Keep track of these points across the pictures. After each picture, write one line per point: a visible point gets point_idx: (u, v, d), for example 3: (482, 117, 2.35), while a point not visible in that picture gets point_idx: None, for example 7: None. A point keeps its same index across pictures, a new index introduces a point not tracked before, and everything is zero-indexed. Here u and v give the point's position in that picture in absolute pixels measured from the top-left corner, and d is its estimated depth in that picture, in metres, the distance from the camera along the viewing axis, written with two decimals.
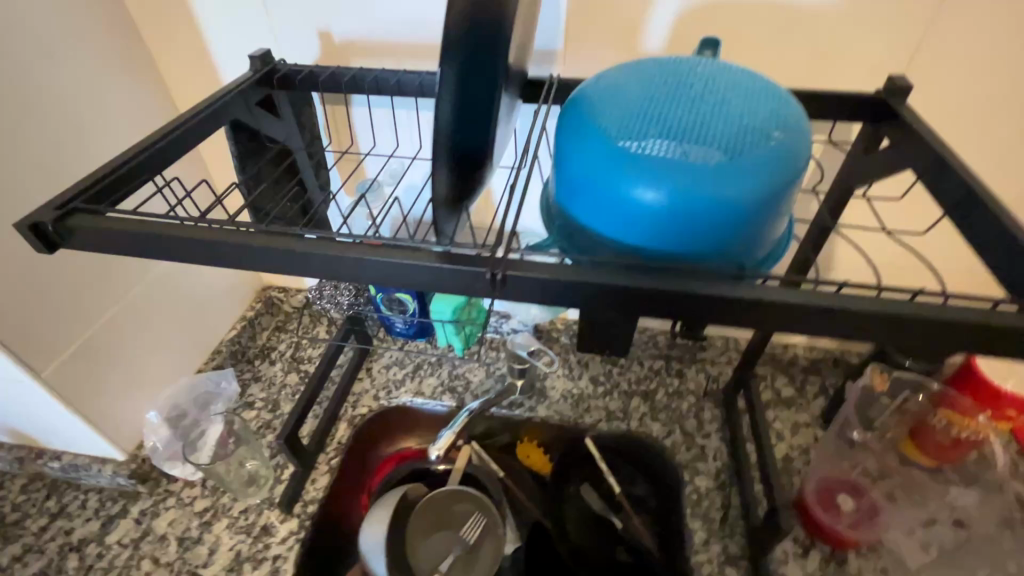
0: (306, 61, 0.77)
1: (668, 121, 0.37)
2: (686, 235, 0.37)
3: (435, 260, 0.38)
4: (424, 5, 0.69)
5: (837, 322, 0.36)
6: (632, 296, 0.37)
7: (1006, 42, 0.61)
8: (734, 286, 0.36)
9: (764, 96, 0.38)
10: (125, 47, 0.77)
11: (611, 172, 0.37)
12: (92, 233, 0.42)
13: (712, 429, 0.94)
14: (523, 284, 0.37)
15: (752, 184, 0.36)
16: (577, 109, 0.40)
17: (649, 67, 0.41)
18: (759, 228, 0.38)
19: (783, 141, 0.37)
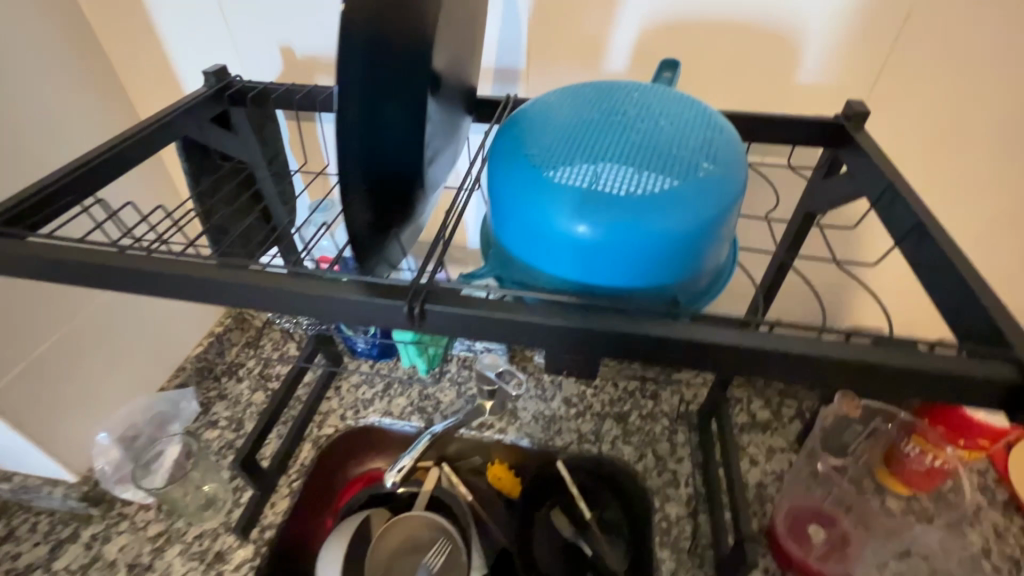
0: (268, 77, 0.76)
1: (593, 152, 0.36)
2: (613, 269, 0.36)
3: (355, 292, 0.36)
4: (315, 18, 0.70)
5: (771, 364, 0.34)
6: (556, 334, 0.35)
7: (968, 69, 0.61)
8: (662, 325, 0.35)
9: (697, 127, 0.37)
10: (87, 61, 0.76)
11: (536, 203, 0.36)
12: (13, 260, 0.42)
13: (685, 453, 0.92)
14: (446, 318, 0.35)
15: (678, 218, 0.34)
16: (508, 135, 0.39)
17: (583, 93, 0.40)
18: (692, 262, 0.37)
19: (712, 174, 0.35)
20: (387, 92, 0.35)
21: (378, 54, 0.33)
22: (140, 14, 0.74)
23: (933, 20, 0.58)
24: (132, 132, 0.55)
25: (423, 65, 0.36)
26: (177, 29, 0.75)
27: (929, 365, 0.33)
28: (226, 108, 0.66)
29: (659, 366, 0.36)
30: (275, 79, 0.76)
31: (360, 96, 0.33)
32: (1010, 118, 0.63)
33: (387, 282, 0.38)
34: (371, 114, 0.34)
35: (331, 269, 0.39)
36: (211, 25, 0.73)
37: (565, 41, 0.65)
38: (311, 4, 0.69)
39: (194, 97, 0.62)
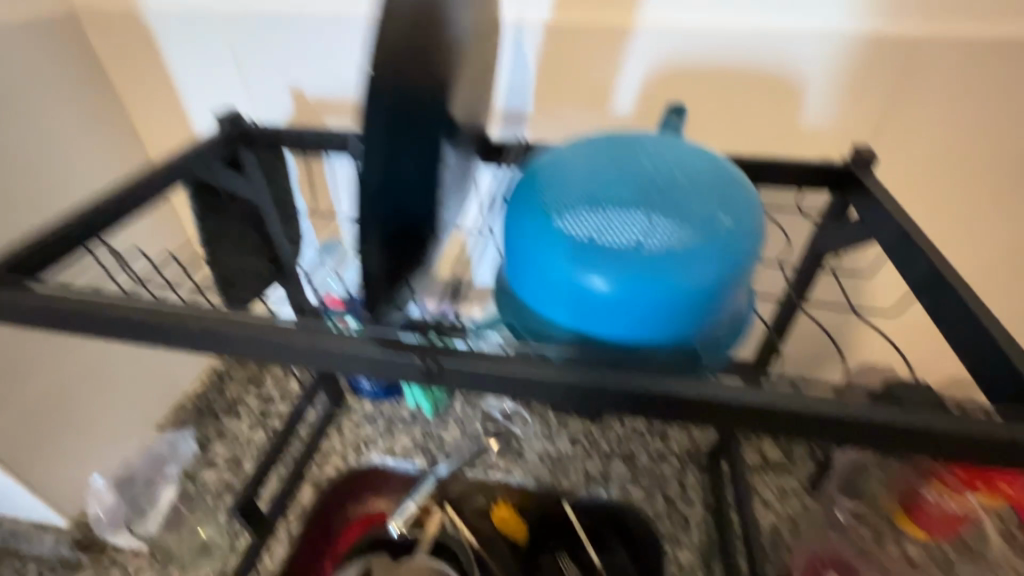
0: (279, 119, 0.77)
1: (614, 206, 0.36)
2: (635, 322, 0.37)
3: (370, 346, 0.36)
4: (338, 68, 0.71)
5: (794, 423, 0.34)
6: (575, 390, 0.35)
7: (971, 114, 0.61)
8: (683, 382, 0.34)
9: (714, 181, 0.38)
10: (100, 103, 0.77)
11: (557, 257, 0.37)
12: (20, 311, 0.41)
13: (696, 495, 0.89)
14: (464, 375, 0.36)
15: (700, 273, 0.35)
16: (525, 185, 0.40)
17: (601, 143, 0.41)
18: (710, 316, 0.37)
19: (733, 228, 0.36)
20: (411, 142, 0.34)
21: (405, 105, 0.32)
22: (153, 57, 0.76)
23: (935, 67, 0.59)
24: (143, 176, 0.55)
25: (442, 119, 0.36)
26: (189, 72, 0.76)
27: (954, 426, 0.32)
28: (237, 151, 0.67)
29: (678, 423, 0.35)
30: (286, 121, 0.77)
31: (382, 143, 0.32)
32: (1015, 162, 0.64)
33: (403, 334, 0.38)
34: (393, 162, 0.33)
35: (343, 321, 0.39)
36: (222, 68, 0.74)
37: (573, 86, 0.66)
38: (325, 50, 0.70)
39: (206, 142, 0.63)
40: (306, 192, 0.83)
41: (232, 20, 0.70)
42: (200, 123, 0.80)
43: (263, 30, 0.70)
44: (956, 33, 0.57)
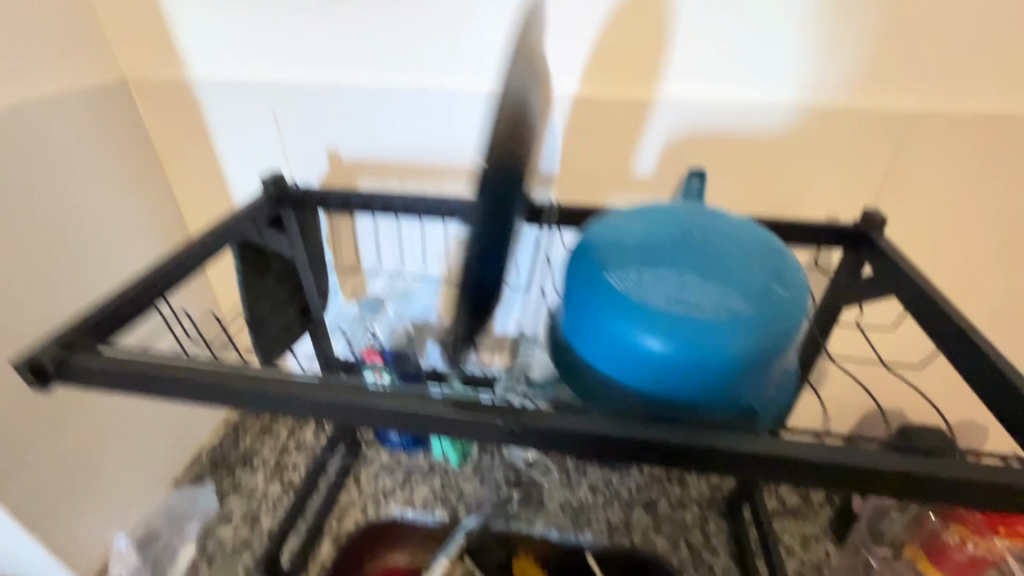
0: (314, 177, 0.81)
1: (674, 275, 0.39)
2: (696, 383, 0.39)
3: (449, 409, 0.39)
4: (458, 131, 0.73)
5: (844, 477, 0.37)
6: (644, 449, 0.37)
7: (966, 177, 0.67)
8: (744, 440, 0.37)
9: (764, 254, 0.41)
10: (140, 164, 0.80)
11: (622, 322, 0.39)
12: (89, 376, 0.42)
13: (719, 543, 0.89)
14: (539, 436, 0.38)
15: (757, 338, 0.38)
16: (585, 252, 0.43)
17: (653, 215, 0.44)
18: (762, 378, 0.40)
19: (783, 296, 0.39)
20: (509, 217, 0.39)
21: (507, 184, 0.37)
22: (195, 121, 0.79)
23: (931, 136, 0.65)
24: (200, 239, 0.57)
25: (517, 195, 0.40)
26: (228, 134, 0.78)
27: (989, 477, 0.36)
28: (280, 211, 0.70)
29: (738, 478, 0.38)
30: (321, 179, 0.81)
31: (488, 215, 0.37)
32: (1010, 219, 0.69)
33: (460, 393, 0.41)
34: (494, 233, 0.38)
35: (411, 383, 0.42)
36: (262, 131, 0.78)
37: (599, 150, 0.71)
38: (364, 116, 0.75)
39: (253, 204, 0.66)
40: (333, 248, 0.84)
41: (277, 88, 0.74)
42: (234, 181, 0.83)
43: (307, 97, 0.75)
44: (951, 107, 0.63)
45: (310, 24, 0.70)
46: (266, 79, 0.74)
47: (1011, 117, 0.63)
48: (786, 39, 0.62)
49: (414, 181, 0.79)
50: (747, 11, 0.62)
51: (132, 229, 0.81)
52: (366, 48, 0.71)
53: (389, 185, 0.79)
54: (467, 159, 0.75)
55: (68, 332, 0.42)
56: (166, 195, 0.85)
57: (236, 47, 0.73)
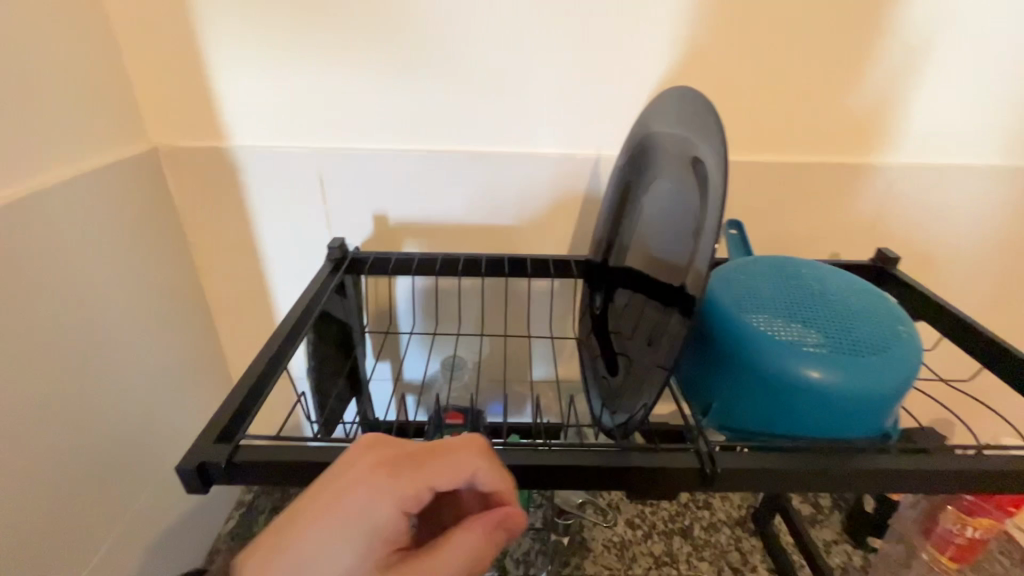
0: (356, 241, 0.80)
1: (816, 322, 0.46)
2: (854, 415, 0.44)
3: (636, 461, 0.41)
4: (568, 198, 0.78)
5: (980, 481, 0.43)
6: (820, 477, 0.42)
7: (938, 218, 0.81)
8: (896, 460, 0.43)
9: (865, 300, 0.49)
10: (166, 236, 0.76)
11: (785, 363, 0.44)
12: (252, 474, 0.39)
13: (757, 559, 0.95)
14: (728, 477, 0.41)
15: (901, 369, 0.44)
16: (718, 307, 0.48)
17: (769, 272, 0.52)
18: (896, 406, 0.45)
19: (906, 335, 0.47)
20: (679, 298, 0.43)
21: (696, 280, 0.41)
22: (227, 190, 0.77)
23: (909, 187, 0.79)
24: (293, 316, 0.55)
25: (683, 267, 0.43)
26: (269, 203, 0.77)
27: None
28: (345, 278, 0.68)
29: (889, 495, 0.43)
30: (363, 242, 0.80)
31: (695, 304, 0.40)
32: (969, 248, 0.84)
33: (532, 445, 0.42)
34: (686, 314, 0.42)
35: (552, 443, 0.43)
36: (305, 196, 0.77)
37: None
38: (413, 181, 0.76)
39: (324, 272, 0.65)
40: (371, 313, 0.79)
41: (323, 155, 0.75)
42: (268, 248, 0.81)
43: (355, 164, 0.75)
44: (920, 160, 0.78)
45: (362, 94, 0.72)
46: (313, 147, 0.74)
47: (967, 167, 0.77)
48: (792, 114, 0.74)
49: (460, 240, 0.81)
50: (760, 87, 0.73)
51: (159, 304, 0.76)
52: (419, 117, 0.73)
53: (435, 245, 0.80)
54: (516, 219, 0.79)
55: (223, 426, 0.40)
56: (188, 266, 0.80)
57: (283, 116, 0.73)
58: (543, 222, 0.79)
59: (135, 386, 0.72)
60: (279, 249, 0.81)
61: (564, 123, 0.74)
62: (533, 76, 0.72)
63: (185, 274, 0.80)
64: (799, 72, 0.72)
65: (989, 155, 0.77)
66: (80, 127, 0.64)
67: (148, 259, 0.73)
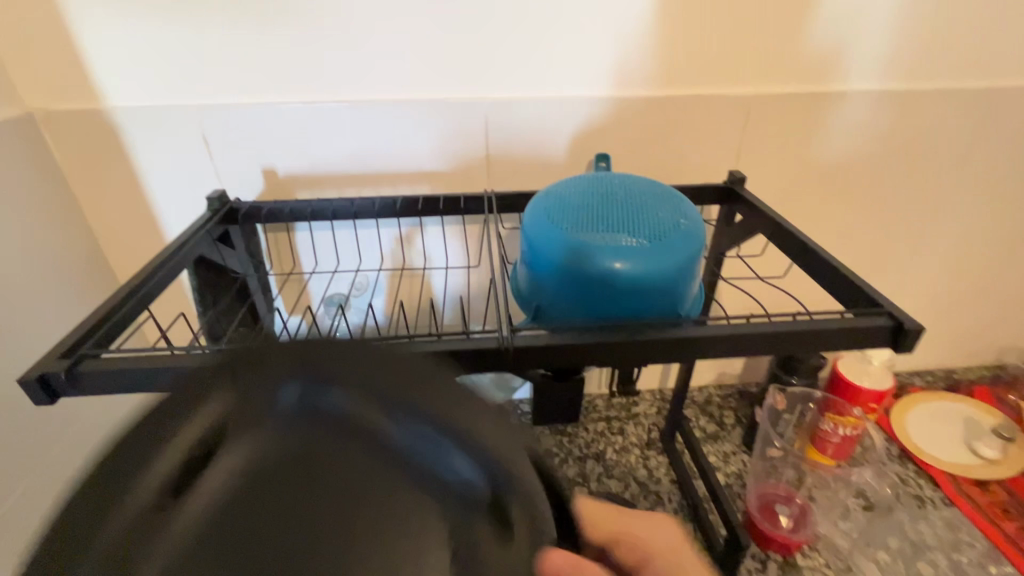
0: (247, 194, 0.82)
1: (609, 221, 0.52)
2: (634, 301, 0.52)
3: (453, 346, 0.49)
4: (456, 143, 0.82)
5: (749, 345, 0.51)
6: (612, 348, 0.50)
7: (799, 147, 0.87)
8: (675, 329, 0.51)
9: (675, 200, 0.56)
10: (52, 197, 0.77)
11: (576, 261, 0.51)
12: (98, 381, 0.43)
13: (661, 473, 1.03)
14: (526, 353, 0.49)
15: (674, 258, 0.51)
16: (538, 216, 0.55)
17: (584, 182, 0.57)
18: (681, 290, 0.53)
19: (688, 227, 0.53)
20: None
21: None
22: (111, 150, 0.78)
23: (767, 116, 0.84)
24: (162, 255, 0.58)
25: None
26: (155, 160, 0.79)
27: (837, 328, 0.51)
28: (227, 229, 0.71)
29: (697, 359, 0.51)
30: (256, 197, 0.83)
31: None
32: (841, 172, 0.90)
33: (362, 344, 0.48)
34: None
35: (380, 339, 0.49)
36: (190, 151, 0.79)
37: (548, 140, 0.83)
38: (294, 130, 0.79)
39: (201, 222, 0.67)
40: (271, 258, 0.81)
41: (202, 113, 0.77)
42: (161, 206, 0.83)
43: (237, 119, 0.77)
44: (801, 88, 0.83)
45: (246, 46, 0.74)
46: (205, 103, 0.76)
47: (846, 92, 0.83)
48: (643, 47, 0.78)
49: (354, 187, 0.84)
50: (625, 16, 0.75)
51: (49, 270, 0.77)
52: (303, 67, 0.75)
53: (328, 195, 0.83)
54: (403, 164, 0.82)
55: (72, 344, 0.45)
56: (81, 228, 0.82)
57: (172, 73, 0.74)
58: (428, 166, 0.83)
59: (33, 343, 0.74)
60: (174, 205, 0.83)
61: (441, 59, 0.77)
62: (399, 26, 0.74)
63: (79, 235, 0.82)
64: (671, 4, 0.75)
65: (849, 80, 0.83)
66: None
67: (32, 227, 0.74)
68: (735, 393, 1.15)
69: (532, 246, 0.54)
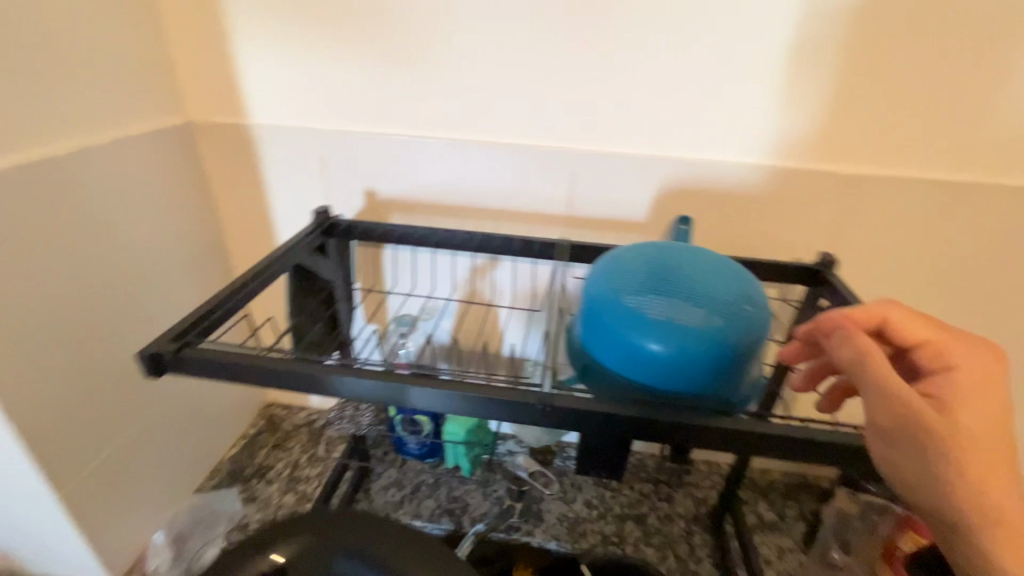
0: (349, 211, 0.91)
1: (669, 295, 0.52)
2: (682, 380, 0.51)
3: (497, 394, 0.51)
4: (539, 188, 0.85)
5: (800, 449, 0.48)
6: (651, 427, 0.50)
7: (908, 236, 0.80)
8: (722, 420, 0.49)
9: (742, 281, 0.54)
10: (195, 192, 0.90)
11: (628, 332, 0.51)
12: (195, 365, 0.50)
13: (705, 553, 0.97)
14: (565, 414, 0.50)
15: (730, 343, 0.50)
16: (599, 278, 0.56)
17: (651, 249, 0.57)
18: (734, 377, 0.51)
19: (751, 313, 0.52)
20: None
21: None
22: (247, 159, 0.90)
23: (873, 200, 0.78)
24: (267, 259, 0.66)
25: None
26: (278, 172, 0.90)
27: None
28: (325, 241, 0.79)
29: (741, 454, 0.49)
30: (356, 215, 0.91)
31: None
32: (968, 269, 0.81)
33: (416, 376, 0.52)
34: None
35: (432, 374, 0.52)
36: (309, 168, 0.89)
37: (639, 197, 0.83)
38: (397, 159, 0.86)
39: (305, 233, 0.75)
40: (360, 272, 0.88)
41: (323, 137, 0.87)
42: (278, 210, 0.94)
43: (350, 145, 0.86)
44: (916, 175, 0.76)
45: (384, 83, 0.82)
46: (332, 127, 0.86)
47: (1001, 187, 0.75)
48: (740, 116, 0.77)
49: (448, 218, 0.90)
50: (752, 89, 0.75)
51: (180, 253, 0.89)
52: (433, 107, 0.83)
53: (417, 221, 0.90)
54: (488, 202, 0.87)
55: (181, 331, 0.52)
56: (212, 220, 0.95)
57: (309, 99, 0.85)
58: (511, 208, 0.87)
59: (158, 313, 0.86)
60: (287, 210, 0.93)
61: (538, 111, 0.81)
62: (504, 77, 0.79)
63: (210, 226, 0.95)
64: (780, 79, 0.74)
65: (979, 172, 0.75)
66: (131, 99, 0.79)
67: (174, 216, 0.87)
68: (801, 484, 1.06)
69: (592, 305, 0.55)
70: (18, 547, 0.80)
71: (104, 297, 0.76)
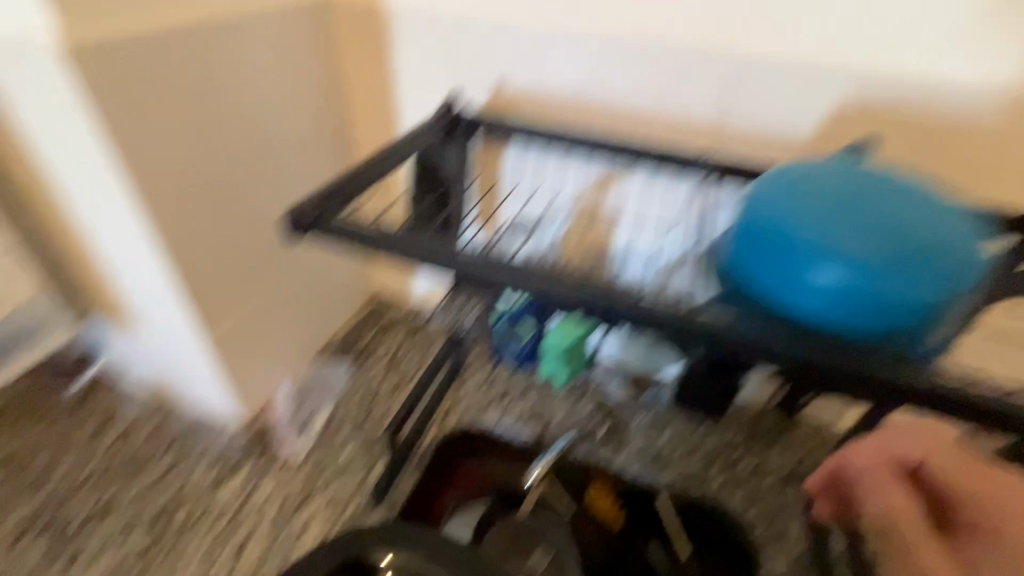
0: (475, 102, 0.86)
1: (856, 222, 0.44)
2: (851, 322, 0.44)
3: (628, 302, 0.48)
4: (690, 92, 0.74)
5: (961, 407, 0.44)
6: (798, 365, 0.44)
7: None
8: (883, 367, 0.44)
9: (952, 220, 0.44)
10: (328, 69, 0.90)
11: (796, 256, 0.44)
12: (335, 232, 0.52)
13: (794, 511, 0.93)
14: (700, 334, 0.47)
15: (926, 289, 0.42)
16: (768, 192, 0.48)
17: (838, 168, 0.48)
18: (916, 330, 0.43)
19: (959, 259, 0.42)
20: None
21: None
22: (379, 38, 0.87)
23: None
24: (397, 141, 0.66)
25: None
26: (409, 54, 0.87)
27: None
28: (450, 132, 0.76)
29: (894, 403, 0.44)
30: (482, 107, 0.87)
31: None
32: None
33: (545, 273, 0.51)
34: None
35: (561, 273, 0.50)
36: (441, 51, 0.85)
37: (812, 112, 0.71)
38: (534, 47, 0.79)
39: (430, 122, 0.74)
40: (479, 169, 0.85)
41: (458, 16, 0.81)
42: (405, 96, 0.91)
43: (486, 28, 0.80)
44: None
45: None
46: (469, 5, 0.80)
47: None
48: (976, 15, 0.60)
49: (579, 120, 0.83)
50: None
51: (311, 131, 0.91)
52: None
53: (545, 119, 0.84)
54: (628, 104, 0.78)
55: (320, 197, 0.53)
56: (341, 101, 0.95)
57: None
58: (653, 112, 0.77)
59: (289, 188, 0.90)
60: (414, 97, 0.91)
61: None
62: None
63: (338, 107, 0.95)
64: None
65: None
66: None
67: (308, 92, 0.87)
68: None
69: (753, 224, 0.47)
70: (171, 378, 0.93)
71: (244, 166, 0.80)
